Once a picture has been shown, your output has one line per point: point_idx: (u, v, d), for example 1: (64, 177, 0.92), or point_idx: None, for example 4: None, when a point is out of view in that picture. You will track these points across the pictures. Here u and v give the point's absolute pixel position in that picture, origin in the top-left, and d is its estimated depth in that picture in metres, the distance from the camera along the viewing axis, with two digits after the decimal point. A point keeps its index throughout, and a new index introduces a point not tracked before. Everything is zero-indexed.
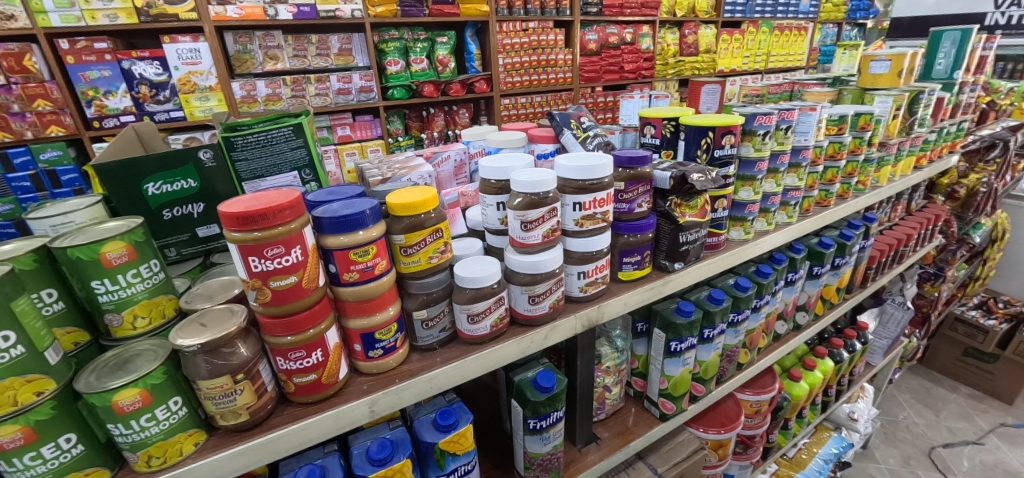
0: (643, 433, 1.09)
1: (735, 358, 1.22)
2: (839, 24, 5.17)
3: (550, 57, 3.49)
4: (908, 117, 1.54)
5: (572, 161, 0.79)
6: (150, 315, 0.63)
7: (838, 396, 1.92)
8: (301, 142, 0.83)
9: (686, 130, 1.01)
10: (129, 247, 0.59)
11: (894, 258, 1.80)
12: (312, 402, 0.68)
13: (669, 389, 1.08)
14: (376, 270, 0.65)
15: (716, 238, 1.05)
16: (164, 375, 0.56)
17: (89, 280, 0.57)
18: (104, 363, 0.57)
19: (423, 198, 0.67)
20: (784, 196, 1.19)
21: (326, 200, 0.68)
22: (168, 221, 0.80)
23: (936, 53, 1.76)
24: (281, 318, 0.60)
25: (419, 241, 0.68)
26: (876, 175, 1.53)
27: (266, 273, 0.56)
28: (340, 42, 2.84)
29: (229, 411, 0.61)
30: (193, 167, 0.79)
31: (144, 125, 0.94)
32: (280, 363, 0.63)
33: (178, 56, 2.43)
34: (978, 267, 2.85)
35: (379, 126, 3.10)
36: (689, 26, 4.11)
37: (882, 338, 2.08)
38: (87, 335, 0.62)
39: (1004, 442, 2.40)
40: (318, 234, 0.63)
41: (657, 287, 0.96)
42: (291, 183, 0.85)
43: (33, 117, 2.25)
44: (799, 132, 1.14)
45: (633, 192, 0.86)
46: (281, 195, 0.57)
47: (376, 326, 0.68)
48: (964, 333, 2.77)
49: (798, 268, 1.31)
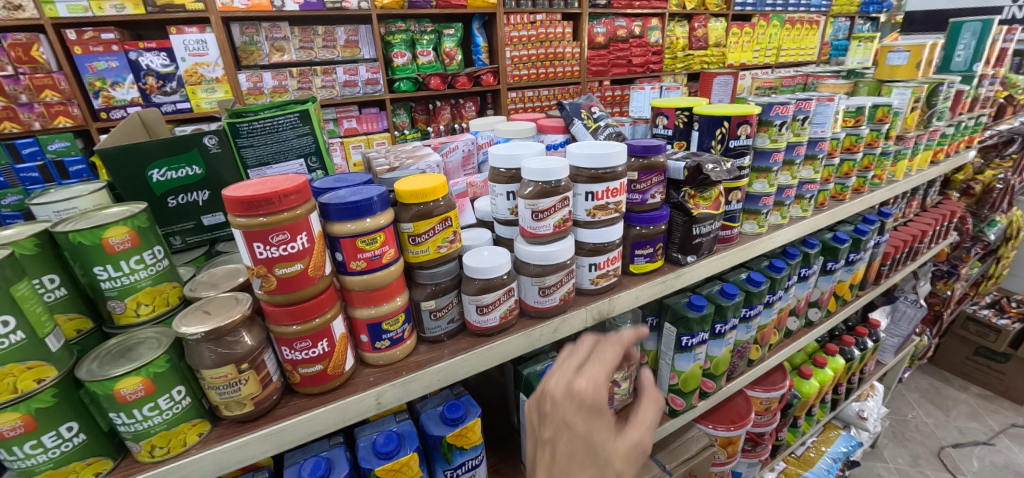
0: (652, 429, 1.07)
1: (746, 354, 1.20)
2: (851, 18, 5.08)
3: (558, 50, 3.45)
4: (925, 110, 1.51)
5: (585, 149, 0.76)
6: (153, 303, 0.62)
7: (848, 394, 1.89)
8: (308, 129, 0.81)
9: (700, 120, 0.99)
10: (133, 232, 0.57)
11: (908, 255, 1.77)
12: (319, 393, 0.66)
13: (679, 385, 1.06)
14: (384, 259, 0.63)
15: (729, 231, 1.03)
16: (167, 364, 0.55)
17: (92, 266, 0.56)
18: (107, 350, 0.56)
19: (432, 185, 0.65)
20: (799, 189, 1.16)
21: (332, 186, 0.66)
22: (173, 208, 0.78)
23: (956, 45, 1.71)
24: (286, 307, 0.59)
25: (428, 230, 0.66)
26: (893, 169, 1.50)
27: (271, 260, 0.54)
28: (346, 34, 2.81)
29: (234, 401, 0.60)
30: (197, 153, 0.76)
31: (150, 112, 0.92)
32: (285, 353, 0.62)
33: (185, 46, 2.41)
34: (992, 265, 2.80)
35: (385, 119, 3.08)
36: (699, 19, 4.04)
37: (893, 336, 2.04)
38: (92, 322, 0.61)
39: (1015, 443, 2.36)
40: (324, 221, 0.61)
41: (670, 281, 0.94)
42: (297, 171, 0.83)
43: (41, 108, 2.24)
44: (816, 123, 1.11)
45: (646, 182, 0.84)
46: (287, 180, 0.55)
47: (383, 316, 0.66)
48: (975, 332, 2.73)
49: (811, 263, 1.28)
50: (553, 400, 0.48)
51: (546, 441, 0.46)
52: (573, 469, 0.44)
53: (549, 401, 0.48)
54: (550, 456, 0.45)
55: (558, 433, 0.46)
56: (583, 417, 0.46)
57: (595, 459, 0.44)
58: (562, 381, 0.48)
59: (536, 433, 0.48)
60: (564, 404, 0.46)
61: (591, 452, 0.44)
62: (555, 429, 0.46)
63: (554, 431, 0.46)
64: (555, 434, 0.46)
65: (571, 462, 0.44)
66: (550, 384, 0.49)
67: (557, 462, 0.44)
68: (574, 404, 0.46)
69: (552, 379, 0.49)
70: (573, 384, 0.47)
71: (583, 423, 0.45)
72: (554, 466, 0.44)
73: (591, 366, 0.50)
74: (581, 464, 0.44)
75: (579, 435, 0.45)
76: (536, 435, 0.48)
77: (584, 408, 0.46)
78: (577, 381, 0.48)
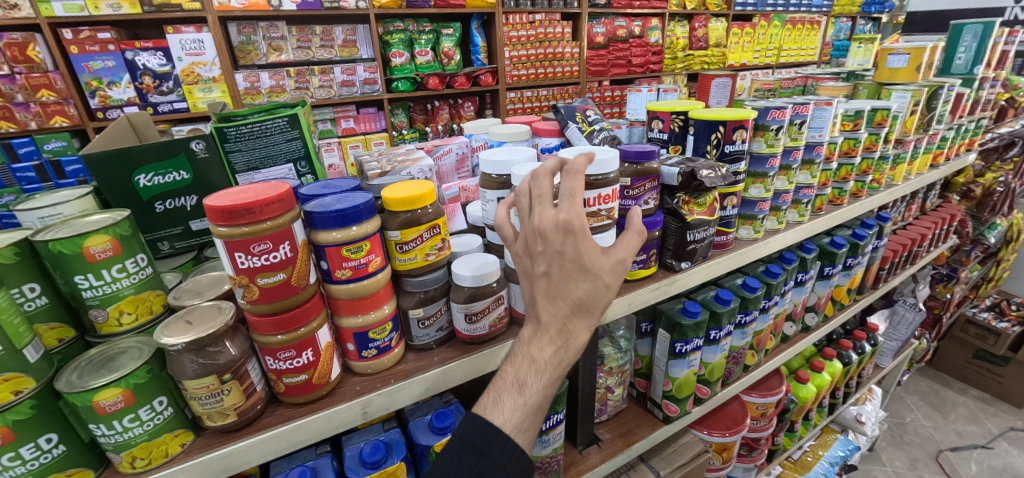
0: (646, 435, 1.07)
1: (742, 360, 1.19)
2: (853, 18, 5.05)
3: (557, 50, 3.44)
4: (926, 113, 1.49)
5: (578, 155, 0.75)
6: (136, 311, 0.61)
7: (846, 398, 1.88)
8: (297, 133, 0.80)
9: (695, 124, 0.98)
10: (115, 240, 0.56)
11: (907, 259, 1.75)
12: (304, 402, 0.66)
13: (673, 391, 1.05)
14: (370, 267, 0.62)
15: (724, 236, 1.02)
16: (148, 374, 0.54)
17: (73, 275, 0.55)
18: (87, 360, 0.55)
19: (420, 192, 0.64)
20: (796, 194, 1.15)
21: (319, 193, 0.66)
22: (161, 213, 0.78)
23: (956, 47, 1.69)
24: (270, 317, 0.58)
25: (415, 237, 0.65)
26: (892, 173, 1.49)
27: (253, 269, 0.53)
28: (344, 33, 2.80)
29: (216, 412, 0.59)
30: (185, 157, 0.76)
31: (139, 115, 0.92)
32: (269, 363, 0.61)
33: (181, 46, 2.40)
34: (992, 268, 2.78)
35: (384, 119, 3.07)
36: (699, 19, 4.02)
37: (891, 339, 2.03)
38: (74, 331, 0.60)
39: (1014, 447, 2.35)
40: (309, 229, 0.60)
41: (664, 288, 0.93)
42: (286, 176, 0.82)
43: (37, 108, 2.24)
44: (813, 128, 1.10)
45: (639, 188, 0.83)
46: (269, 188, 0.54)
47: (370, 324, 0.66)
48: (975, 335, 2.71)
49: (808, 268, 1.27)
50: (542, 237, 0.54)
51: (540, 269, 0.56)
52: (570, 286, 0.54)
53: (539, 237, 0.55)
54: (547, 280, 0.55)
55: (551, 261, 0.54)
56: (571, 246, 0.53)
57: (585, 276, 0.54)
58: (547, 218, 0.54)
59: (531, 263, 0.57)
60: (554, 241, 0.53)
61: (582, 271, 0.54)
62: (547, 260, 0.55)
63: (547, 264, 0.55)
64: (549, 263, 0.55)
65: (567, 282, 0.54)
66: (536, 222, 0.54)
67: (555, 284, 0.55)
68: (562, 238, 0.53)
69: (536, 217, 0.55)
70: (559, 221, 0.53)
71: (573, 253, 0.54)
72: (552, 286, 0.55)
73: (566, 198, 0.54)
74: (575, 280, 0.54)
75: (570, 262, 0.54)
76: (531, 264, 0.57)
77: (572, 239, 0.53)
78: (560, 217, 0.53)
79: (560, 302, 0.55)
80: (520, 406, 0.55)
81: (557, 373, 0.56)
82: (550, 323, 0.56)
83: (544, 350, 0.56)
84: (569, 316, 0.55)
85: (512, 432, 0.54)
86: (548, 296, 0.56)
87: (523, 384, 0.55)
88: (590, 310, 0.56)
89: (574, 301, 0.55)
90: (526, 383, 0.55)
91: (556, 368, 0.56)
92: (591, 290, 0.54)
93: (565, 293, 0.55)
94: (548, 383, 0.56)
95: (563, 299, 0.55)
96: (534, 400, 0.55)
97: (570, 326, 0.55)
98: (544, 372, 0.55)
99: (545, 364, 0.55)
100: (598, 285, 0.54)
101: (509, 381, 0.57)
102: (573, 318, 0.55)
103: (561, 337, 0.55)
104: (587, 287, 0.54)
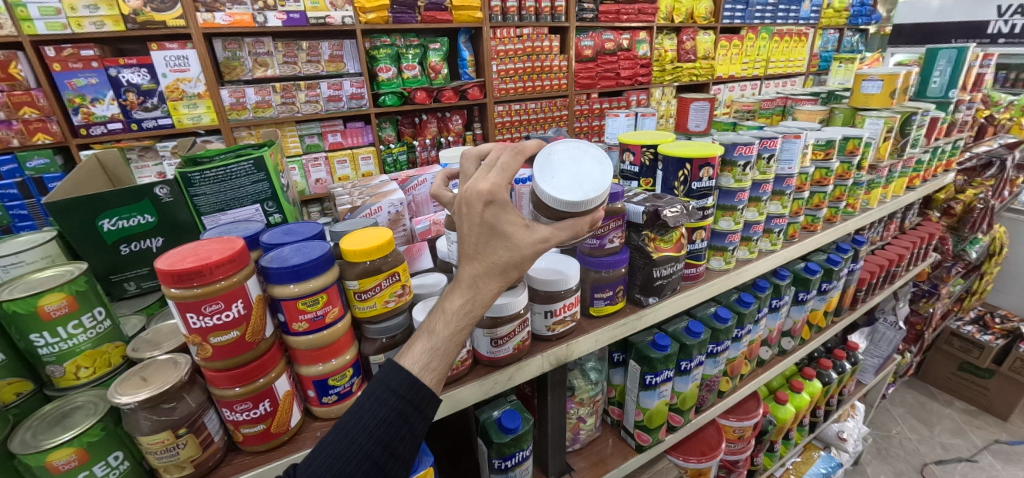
0: (619, 465, 1.07)
1: (715, 386, 1.20)
2: (840, 30, 5.11)
3: (545, 64, 3.46)
4: (900, 138, 1.52)
5: (557, 174, 0.67)
6: (94, 365, 0.61)
7: (827, 415, 1.90)
8: (263, 175, 0.81)
9: (664, 159, 0.99)
10: (70, 297, 0.57)
11: (885, 279, 1.77)
12: (265, 450, 0.66)
13: (644, 421, 1.06)
14: (327, 318, 0.63)
15: (694, 269, 1.03)
16: (103, 431, 0.55)
17: (28, 333, 0.56)
18: (43, 417, 0.56)
19: (378, 242, 0.65)
20: (767, 223, 1.17)
21: (280, 242, 0.67)
22: (126, 256, 0.78)
23: (931, 71, 1.71)
24: (226, 371, 0.58)
25: (374, 286, 0.66)
26: (867, 197, 1.51)
27: (205, 329, 0.54)
28: (331, 48, 2.82)
29: (172, 465, 0.59)
30: (149, 202, 0.77)
31: (107, 153, 0.93)
32: (226, 414, 0.62)
33: (166, 63, 2.40)
34: (976, 281, 2.81)
35: (371, 133, 3.08)
36: (687, 32, 4.05)
37: (873, 356, 2.06)
38: (32, 384, 0.61)
39: (999, 460, 2.37)
40: (266, 283, 0.60)
41: (632, 322, 0.94)
42: (253, 216, 0.82)
43: (19, 125, 2.25)
44: (783, 160, 1.12)
45: (605, 228, 0.84)
46: (222, 248, 0.55)
47: (330, 372, 0.66)
48: (960, 348, 2.74)
49: (782, 294, 1.29)
50: (467, 203, 0.60)
51: (463, 232, 0.61)
52: (485, 250, 0.61)
53: (464, 204, 0.60)
54: (468, 244, 0.61)
55: (472, 229, 0.61)
56: (489, 215, 0.60)
57: (501, 242, 0.61)
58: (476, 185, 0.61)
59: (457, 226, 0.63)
60: (475, 209, 0.60)
61: (498, 237, 0.61)
62: (469, 224, 0.61)
63: (468, 227, 0.61)
64: (471, 229, 0.61)
65: (485, 246, 0.61)
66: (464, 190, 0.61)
67: (473, 247, 0.61)
68: (482, 207, 0.60)
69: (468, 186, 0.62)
70: (483, 192, 0.60)
71: (490, 222, 0.60)
72: (473, 248, 0.61)
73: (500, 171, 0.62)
74: (493, 245, 0.61)
75: (488, 228, 0.60)
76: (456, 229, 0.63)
77: (492, 208, 0.60)
78: (484, 187, 0.61)
79: (477, 263, 0.61)
80: (428, 349, 0.61)
81: (465, 323, 0.61)
82: (463, 277, 0.62)
83: (455, 302, 0.61)
84: (482, 275, 0.61)
85: (418, 371, 0.59)
86: (468, 258, 0.62)
87: (433, 331, 0.61)
88: (501, 275, 0.62)
89: (489, 264, 0.61)
90: (435, 330, 0.61)
91: (464, 320, 0.61)
92: (506, 259, 0.61)
93: (483, 253, 0.61)
94: (456, 331, 0.61)
95: (480, 258, 0.61)
96: (442, 343, 0.61)
97: (481, 285, 0.61)
98: (451, 322, 0.61)
99: (453, 313, 0.61)
100: (513, 253, 0.60)
101: (424, 328, 0.62)
102: (483, 278, 0.61)
103: (470, 292, 0.61)
104: (502, 251, 0.61)
